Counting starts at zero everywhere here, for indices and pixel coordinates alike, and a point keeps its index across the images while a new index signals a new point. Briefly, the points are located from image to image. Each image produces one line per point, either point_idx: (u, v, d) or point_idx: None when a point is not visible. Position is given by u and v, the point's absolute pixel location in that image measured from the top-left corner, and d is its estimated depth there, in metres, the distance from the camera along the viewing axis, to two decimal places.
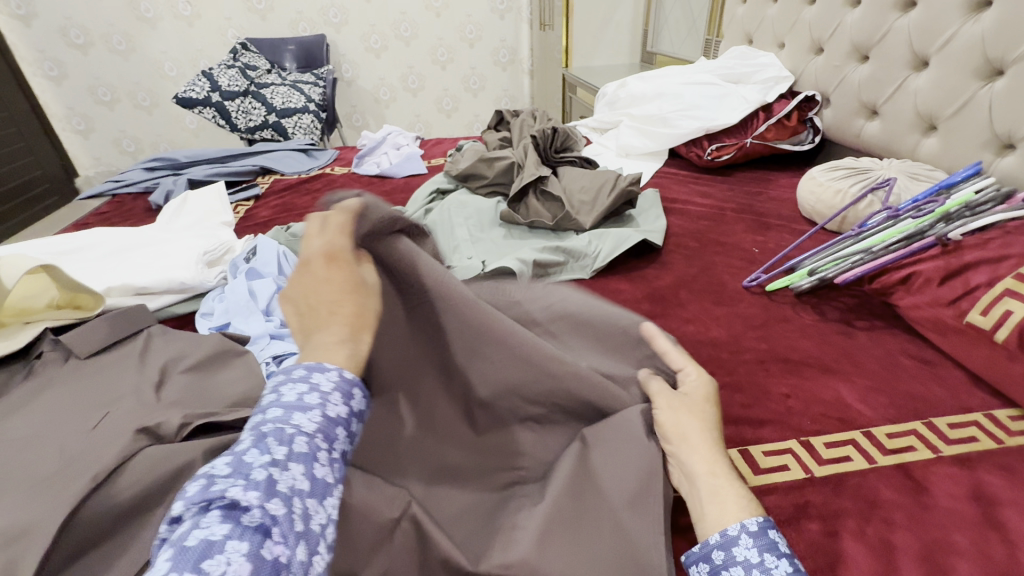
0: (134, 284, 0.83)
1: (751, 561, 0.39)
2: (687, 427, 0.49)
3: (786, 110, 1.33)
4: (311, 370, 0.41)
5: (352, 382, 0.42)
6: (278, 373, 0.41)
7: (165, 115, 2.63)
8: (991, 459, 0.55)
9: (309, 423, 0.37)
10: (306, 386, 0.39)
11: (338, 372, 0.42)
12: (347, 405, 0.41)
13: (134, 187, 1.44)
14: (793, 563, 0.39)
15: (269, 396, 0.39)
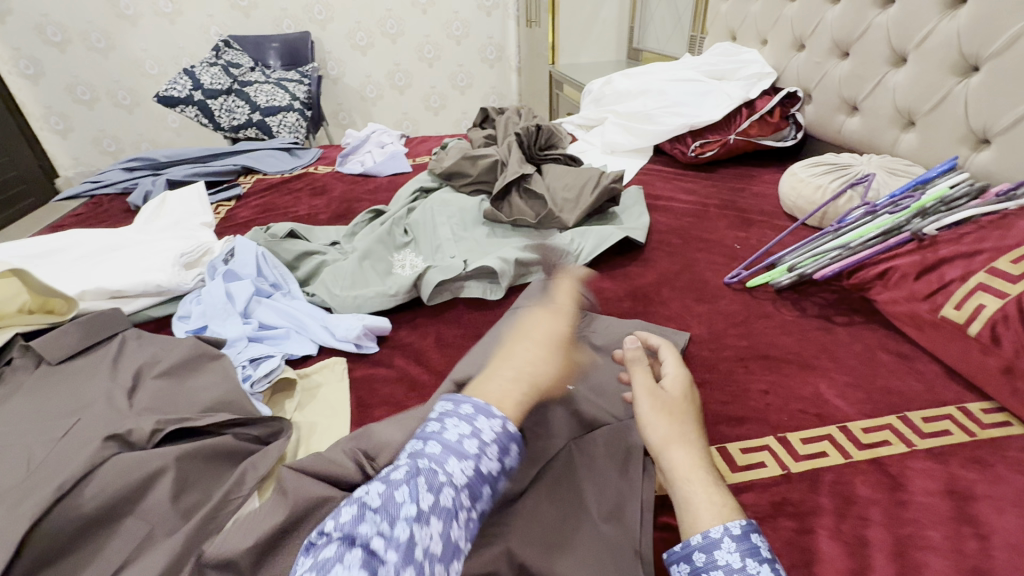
0: (108, 287, 0.81)
1: (732, 565, 0.40)
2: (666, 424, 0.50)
3: (768, 106, 1.34)
4: (477, 417, 0.47)
5: (509, 436, 0.47)
6: (449, 413, 0.48)
7: (147, 114, 2.59)
8: (964, 452, 0.55)
9: (460, 476, 0.42)
10: (467, 435, 0.45)
11: (501, 424, 0.47)
12: (498, 462, 0.46)
13: (112, 188, 1.41)
14: (774, 569, 0.40)
15: (435, 436, 0.45)
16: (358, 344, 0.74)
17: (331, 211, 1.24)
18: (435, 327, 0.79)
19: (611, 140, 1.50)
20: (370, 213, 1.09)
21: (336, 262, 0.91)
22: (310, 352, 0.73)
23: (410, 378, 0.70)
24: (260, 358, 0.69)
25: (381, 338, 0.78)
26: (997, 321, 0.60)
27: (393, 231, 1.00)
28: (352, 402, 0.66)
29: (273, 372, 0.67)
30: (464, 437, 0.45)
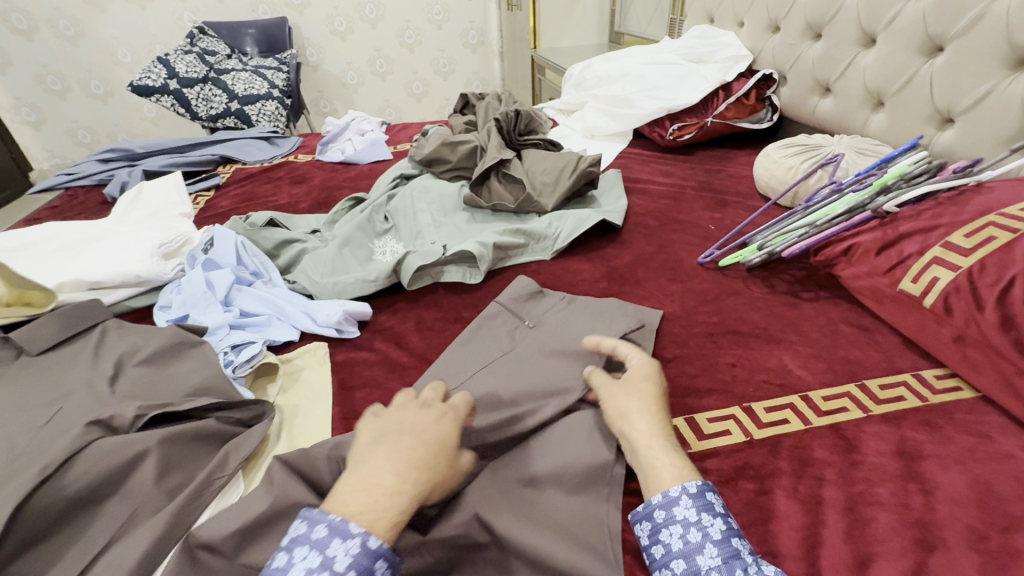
0: (87, 278, 0.81)
1: (689, 519, 0.44)
2: (627, 407, 0.53)
3: (745, 88, 1.36)
4: (332, 537, 0.38)
5: (373, 554, 0.38)
6: (301, 527, 0.40)
7: (121, 104, 2.54)
8: (916, 416, 0.59)
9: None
10: (317, 560, 0.37)
11: (361, 540, 0.38)
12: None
13: (88, 180, 1.40)
14: (727, 521, 0.44)
15: (285, 557, 0.38)
16: (339, 329, 0.75)
17: (312, 199, 1.24)
18: (415, 311, 0.81)
19: (591, 125, 1.51)
20: (350, 201, 1.09)
21: (316, 250, 0.92)
22: (292, 338, 0.74)
23: (390, 360, 0.71)
24: (241, 344, 0.70)
25: (362, 323, 0.79)
26: (949, 292, 0.63)
27: (373, 219, 1.01)
28: (334, 385, 0.68)
29: (255, 358, 0.68)
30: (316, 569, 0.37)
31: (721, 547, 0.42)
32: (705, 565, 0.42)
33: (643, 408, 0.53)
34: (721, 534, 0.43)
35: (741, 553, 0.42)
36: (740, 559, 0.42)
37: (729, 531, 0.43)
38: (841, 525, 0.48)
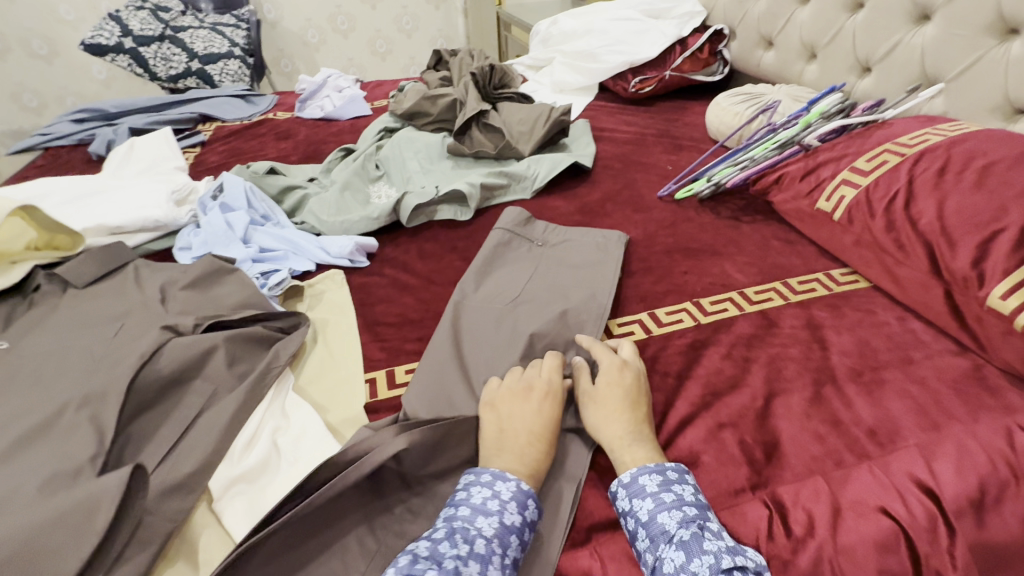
0: (107, 223, 0.88)
1: (625, 509, 0.50)
2: (602, 403, 0.57)
3: (699, 43, 1.48)
4: (496, 479, 0.50)
5: (526, 493, 0.49)
6: (473, 473, 0.51)
7: (69, 65, 2.44)
8: (824, 300, 0.76)
9: (488, 527, 0.46)
10: (490, 492, 0.49)
11: (517, 482, 0.50)
12: (522, 514, 0.48)
13: (68, 140, 1.41)
14: (657, 498, 0.49)
15: (464, 492, 0.50)
16: (352, 260, 0.86)
17: (300, 152, 1.31)
18: (415, 243, 0.92)
19: (559, 80, 1.61)
20: (341, 151, 1.17)
21: (318, 195, 1.01)
22: (310, 268, 0.84)
23: (400, 282, 0.83)
24: (269, 273, 0.81)
25: (370, 255, 0.90)
26: (852, 206, 0.79)
27: (366, 167, 1.10)
28: (354, 302, 0.79)
29: (283, 283, 0.78)
30: (489, 497, 0.49)
31: (648, 528, 0.47)
32: (641, 548, 0.47)
33: (615, 412, 0.56)
34: (648, 516, 0.48)
35: (666, 529, 0.47)
36: (666, 536, 0.46)
37: (656, 509, 0.48)
38: (763, 372, 0.65)
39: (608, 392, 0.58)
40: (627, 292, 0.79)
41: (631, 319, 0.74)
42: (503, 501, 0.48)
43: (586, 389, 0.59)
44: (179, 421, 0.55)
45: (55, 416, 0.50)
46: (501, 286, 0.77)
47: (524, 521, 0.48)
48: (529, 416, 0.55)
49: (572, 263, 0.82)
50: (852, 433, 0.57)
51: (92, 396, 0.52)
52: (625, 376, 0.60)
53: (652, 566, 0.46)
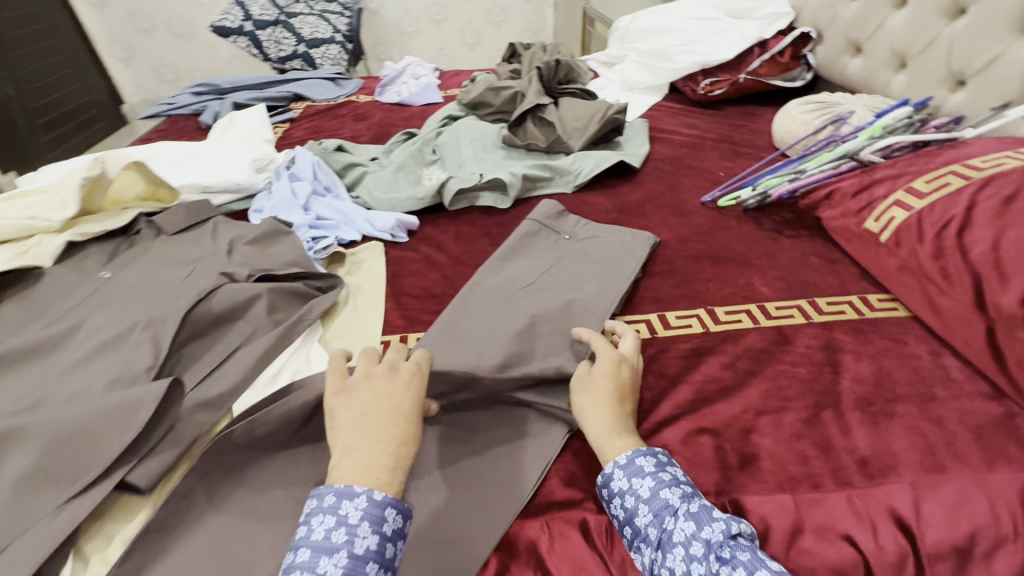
0: (200, 183, 1.02)
1: (623, 489, 0.50)
2: (593, 394, 0.57)
3: (780, 46, 1.40)
4: (341, 500, 0.44)
5: (381, 503, 0.45)
6: (310, 506, 0.45)
7: (201, 44, 2.78)
8: (851, 324, 0.72)
9: (333, 570, 0.41)
10: (333, 519, 0.44)
11: (367, 497, 0.45)
12: (376, 532, 0.44)
13: (186, 110, 1.63)
14: (656, 476, 0.50)
15: (303, 529, 0.44)
16: (393, 234, 0.94)
17: (371, 133, 1.42)
18: (453, 225, 0.99)
19: (629, 78, 1.60)
20: (404, 135, 1.26)
21: (376, 173, 1.10)
22: (356, 238, 0.93)
23: (431, 259, 0.90)
24: (319, 238, 0.90)
25: (411, 232, 0.97)
26: (901, 229, 0.74)
27: (423, 150, 1.17)
28: (387, 273, 0.87)
29: (329, 248, 0.88)
30: (334, 527, 0.43)
31: (651, 505, 0.48)
32: (642, 523, 0.48)
33: (612, 403, 0.56)
34: (650, 492, 0.49)
35: (669, 504, 0.48)
36: (669, 509, 0.48)
37: (657, 486, 0.50)
38: (762, 386, 0.64)
39: (605, 382, 0.58)
40: (643, 293, 0.80)
41: (640, 318, 0.75)
42: (353, 525, 0.43)
43: (584, 379, 0.59)
44: (221, 352, 0.65)
45: (127, 332, 0.62)
46: (520, 272, 0.81)
47: (381, 541, 0.44)
48: (389, 402, 0.50)
49: (594, 258, 0.84)
50: (840, 459, 0.55)
51: (155, 321, 0.63)
52: (623, 368, 0.59)
53: (656, 539, 0.47)
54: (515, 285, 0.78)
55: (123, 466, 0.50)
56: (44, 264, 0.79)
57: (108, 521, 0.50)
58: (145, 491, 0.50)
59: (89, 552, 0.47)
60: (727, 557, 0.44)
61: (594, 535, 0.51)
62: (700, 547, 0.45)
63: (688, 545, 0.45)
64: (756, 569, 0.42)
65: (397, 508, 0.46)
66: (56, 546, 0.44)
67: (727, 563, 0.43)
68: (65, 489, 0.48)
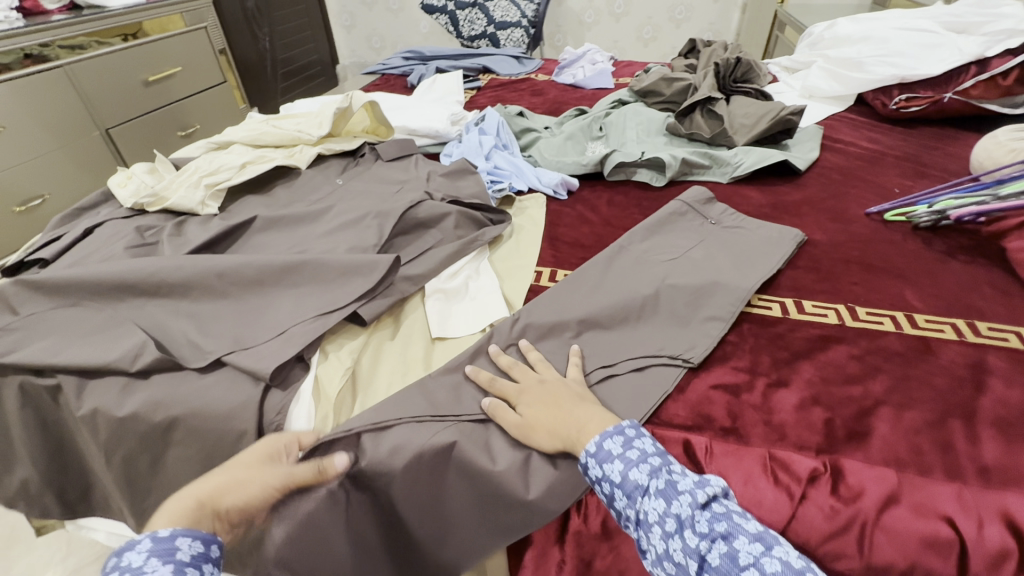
0: (409, 126, 1.25)
1: (598, 476, 0.52)
2: (538, 413, 0.58)
3: (1004, 67, 1.25)
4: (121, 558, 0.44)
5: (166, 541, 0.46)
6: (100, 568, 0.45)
7: (407, 19, 3.21)
8: (1012, 353, 0.69)
9: None
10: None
11: (147, 544, 0.45)
12: (168, 563, 0.44)
13: (396, 70, 1.93)
14: (625, 460, 0.51)
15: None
16: (555, 191, 1.07)
17: (545, 108, 1.57)
18: (609, 193, 1.09)
19: (812, 85, 1.53)
20: (577, 111, 1.39)
21: (547, 139, 1.25)
22: (524, 188, 1.08)
23: (584, 217, 1.01)
24: (495, 182, 1.07)
25: (570, 192, 1.10)
26: None
27: (592, 126, 1.29)
28: (545, 220, 1.00)
29: (502, 191, 1.04)
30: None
31: (623, 488, 0.50)
32: (619, 506, 0.51)
33: (551, 416, 0.58)
34: (620, 477, 0.51)
35: (640, 484, 0.50)
36: (640, 489, 0.50)
37: (627, 468, 0.51)
38: (888, 383, 0.65)
39: (533, 410, 0.59)
40: (781, 281, 0.83)
41: (775, 299, 0.79)
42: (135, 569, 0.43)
43: (513, 422, 0.59)
44: (419, 247, 0.84)
45: (361, 218, 0.83)
46: (665, 243, 0.89)
47: (177, 568, 0.44)
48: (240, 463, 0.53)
49: (738, 243, 0.89)
50: (958, 459, 0.56)
51: (380, 213, 0.84)
52: (528, 384, 0.62)
53: (635, 519, 0.49)
54: (658, 250, 0.87)
55: (358, 301, 0.70)
56: (301, 166, 1.05)
57: (340, 336, 0.71)
58: (367, 321, 0.70)
59: (328, 350, 0.69)
60: (705, 531, 0.46)
61: (693, 451, 0.59)
62: (673, 524, 0.47)
63: (664, 523, 0.47)
64: (732, 539, 0.45)
65: (192, 535, 0.47)
66: (313, 338, 0.65)
67: (716, 538, 0.45)
68: (320, 305, 0.69)
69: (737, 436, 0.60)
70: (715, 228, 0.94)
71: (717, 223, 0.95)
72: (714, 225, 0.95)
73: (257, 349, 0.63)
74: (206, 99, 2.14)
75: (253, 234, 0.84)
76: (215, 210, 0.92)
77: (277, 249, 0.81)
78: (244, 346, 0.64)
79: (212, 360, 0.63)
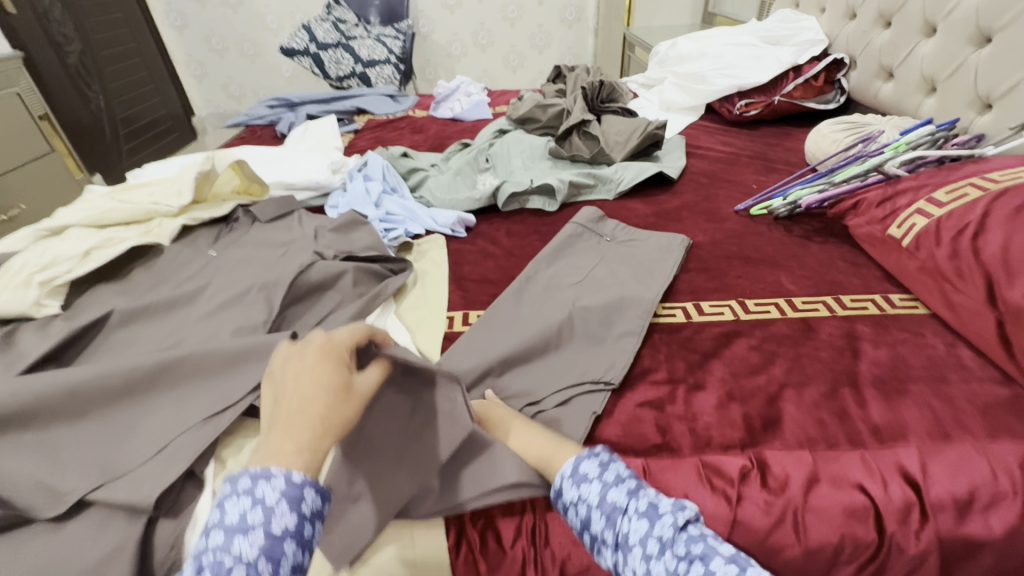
0: (285, 181, 1.17)
1: (574, 500, 0.52)
2: (515, 438, 0.60)
3: (814, 71, 1.49)
4: (257, 480, 0.42)
5: (299, 485, 0.42)
6: (226, 482, 0.42)
7: (266, 64, 3.05)
8: (872, 319, 0.79)
9: (249, 550, 0.39)
10: (249, 501, 0.41)
11: (286, 480, 0.42)
12: (294, 512, 0.42)
13: (263, 120, 1.81)
14: (602, 479, 0.52)
15: (215, 512, 0.41)
16: (453, 230, 1.06)
17: (428, 144, 1.56)
18: (506, 224, 1.10)
19: (668, 99, 1.70)
20: (460, 145, 1.40)
21: (436, 177, 1.24)
22: (420, 231, 1.05)
23: (486, 252, 1.01)
24: (390, 229, 1.03)
25: (468, 228, 1.09)
26: (922, 234, 0.81)
27: (478, 159, 1.30)
28: (448, 261, 0.98)
29: (398, 238, 1.00)
30: (249, 508, 0.41)
31: (602, 509, 0.50)
32: (598, 530, 0.49)
33: (525, 441, 0.60)
34: (598, 498, 0.51)
35: (618, 504, 0.50)
36: (619, 510, 0.49)
37: (604, 489, 0.51)
38: (786, 366, 0.71)
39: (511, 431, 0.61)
40: (679, 286, 0.88)
41: (677, 305, 0.84)
42: (269, 506, 0.41)
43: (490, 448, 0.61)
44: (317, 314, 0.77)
45: (245, 292, 0.75)
46: (569, 267, 0.91)
47: (301, 520, 0.42)
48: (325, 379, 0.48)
49: (634, 257, 0.94)
50: (855, 426, 0.62)
51: (268, 285, 0.76)
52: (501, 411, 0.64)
53: (614, 542, 0.48)
54: (565, 275, 0.89)
55: (255, 391, 0.61)
56: (163, 243, 0.93)
57: (238, 435, 0.62)
58: None
59: (226, 456, 0.59)
60: (683, 553, 0.45)
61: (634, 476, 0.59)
62: (655, 545, 0.46)
63: (645, 544, 0.46)
64: (709, 560, 0.44)
65: (318, 491, 0.44)
66: (204, 447, 0.57)
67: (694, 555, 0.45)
68: (207, 406, 0.60)
69: (670, 449, 0.61)
70: (612, 244, 0.98)
71: (612, 239, 0.99)
72: (611, 242, 0.98)
73: (132, 476, 0.53)
74: (30, 173, 1.83)
75: (109, 331, 0.72)
76: (56, 309, 0.78)
77: (145, 345, 0.70)
78: (115, 476, 0.53)
79: (73, 502, 0.51)
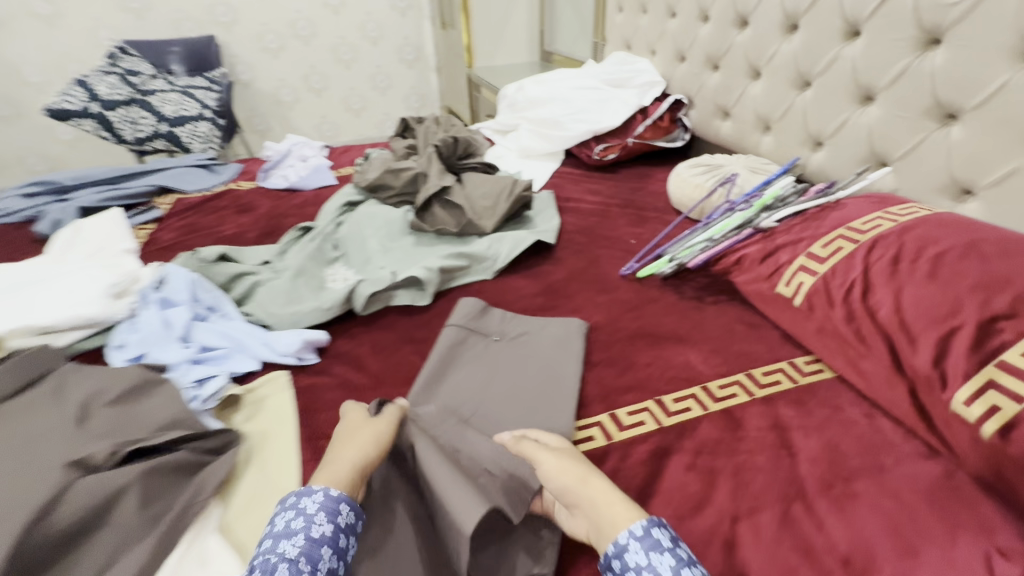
0: (36, 324, 0.82)
1: (641, 564, 0.45)
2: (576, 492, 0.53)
3: (659, 112, 1.52)
4: (303, 496, 0.51)
5: (337, 498, 0.51)
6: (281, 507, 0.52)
7: (32, 126, 2.41)
8: (790, 395, 0.73)
9: (292, 548, 0.47)
10: (294, 515, 0.50)
11: (323, 493, 0.51)
12: (332, 522, 0.49)
13: (15, 217, 1.35)
14: (677, 553, 0.46)
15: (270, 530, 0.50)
16: (298, 358, 0.82)
17: (259, 228, 1.27)
18: (370, 333, 0.88)
19: (526, 146, 1.62)
20: (298, 230, 1.13)
21: (270, 281, 0.98)
22: (251, 368, 0.79)
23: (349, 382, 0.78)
24: (205, 377, 0.76)
25: (321, 348, 0.86)
26: (812, 293, 0.78)
27: (323, 248, 1.07)
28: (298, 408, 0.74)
29: (217, 392, 0.74)
30: (294, 519, 0.50)
31: None
32: None
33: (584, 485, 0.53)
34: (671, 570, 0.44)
35: None
36: None
37: (678, 564, 0.45)
38: (729, 488, 0.61)
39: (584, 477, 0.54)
40: (588, 390, 0.75)
41: (592, 421, 0.70)
42: (309, 513, 0.50)
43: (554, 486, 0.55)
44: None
45: None
46: (459, 393, 0.73)
47: (336, 528, 0.49)
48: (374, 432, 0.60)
49: (532, 361, 0.79)
50: (824, 563, 0.53)
51: None
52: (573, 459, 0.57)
53: None
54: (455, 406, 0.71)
55: None
56: None
57: None
58: None
59: None
60: None
61: None
62: None
63: None
64: None
65: (351, 507, 0.52)
66: None
67: None
68: None
69: None
70: (503, 345, 0.82)
71: (501, 338, 0.83)
72: (500, 342, 0.83)
73: None
74: None
75: None
76: None
77: None
78: None
79: None
